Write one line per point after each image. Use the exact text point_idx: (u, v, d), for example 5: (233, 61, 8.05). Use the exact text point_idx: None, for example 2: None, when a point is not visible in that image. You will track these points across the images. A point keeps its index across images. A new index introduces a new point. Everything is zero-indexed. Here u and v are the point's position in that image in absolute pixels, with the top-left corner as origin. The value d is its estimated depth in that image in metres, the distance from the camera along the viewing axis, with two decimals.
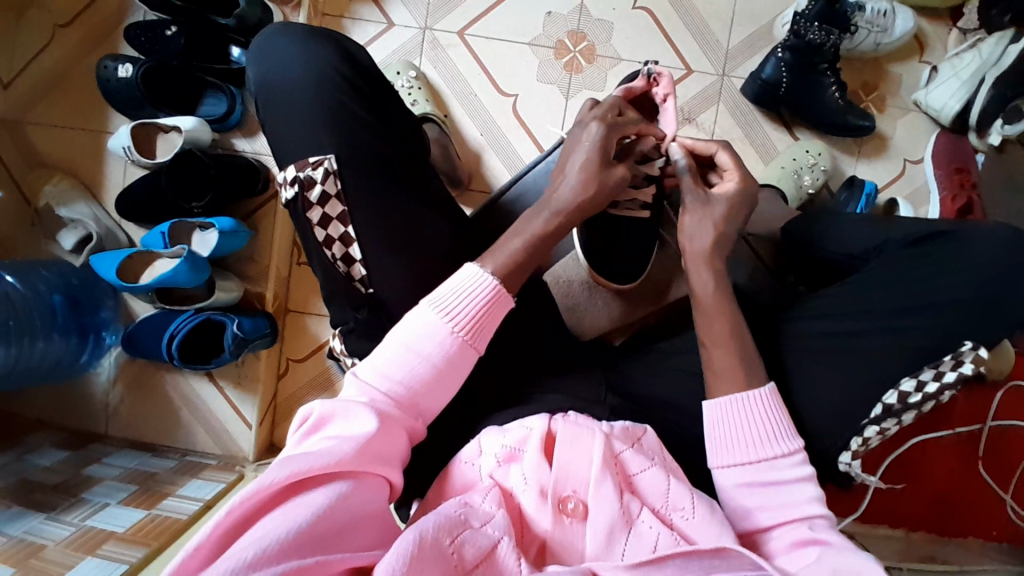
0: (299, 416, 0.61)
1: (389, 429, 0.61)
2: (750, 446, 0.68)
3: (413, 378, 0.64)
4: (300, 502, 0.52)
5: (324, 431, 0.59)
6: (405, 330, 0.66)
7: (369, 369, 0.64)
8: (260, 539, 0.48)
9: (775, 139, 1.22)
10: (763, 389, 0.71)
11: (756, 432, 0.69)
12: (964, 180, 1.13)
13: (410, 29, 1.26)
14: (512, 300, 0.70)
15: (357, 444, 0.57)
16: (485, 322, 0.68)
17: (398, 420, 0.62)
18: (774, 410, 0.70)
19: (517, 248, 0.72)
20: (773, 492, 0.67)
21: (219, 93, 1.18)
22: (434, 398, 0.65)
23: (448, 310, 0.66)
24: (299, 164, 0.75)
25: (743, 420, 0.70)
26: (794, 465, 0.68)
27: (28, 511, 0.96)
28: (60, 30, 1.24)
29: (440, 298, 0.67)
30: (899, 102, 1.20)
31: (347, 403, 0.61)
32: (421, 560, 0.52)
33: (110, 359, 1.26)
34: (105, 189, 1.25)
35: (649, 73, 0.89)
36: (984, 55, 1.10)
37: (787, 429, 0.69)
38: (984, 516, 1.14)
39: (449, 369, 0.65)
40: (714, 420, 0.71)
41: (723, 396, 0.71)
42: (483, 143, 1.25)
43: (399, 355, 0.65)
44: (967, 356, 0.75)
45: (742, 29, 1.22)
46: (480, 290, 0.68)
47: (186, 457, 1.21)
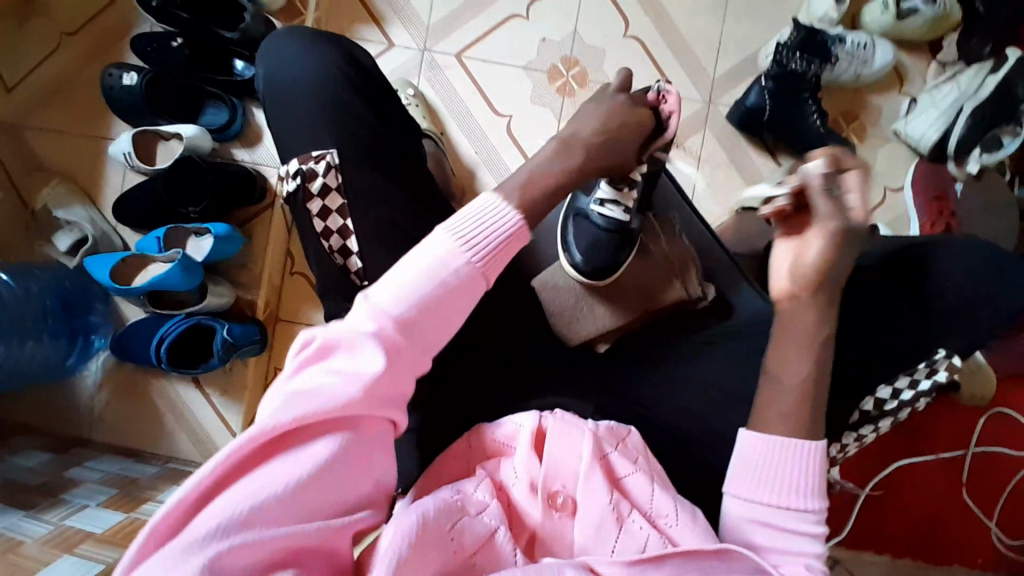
0: (301, 338, 0.55)
1: (399, 366, 0.56)
2: (775, 489, 0.64)
3: (423, 305, 0.57)
4: (299, 454, 0.50)
5: (329, 360, 0.54)
6: (418, 255, 0.59)
7: (379, 293, 0.57)
8: (254, 495, 0.48)
9: (758, 163, 1.26)
10: (818, 443, 0.65)
11: (789, 480, 0.64)
12: (943, 208, 1.17)
13: (410, 50, 1.31)
14: (531, 234, 0.64)
15: (364, 386, 0.53)
16: (502, 255, 0.62)
17: (407, 351, 0.57)
18: (817, 465, 0.64)
19: (536, 183, 0.67)
20: (781, 536, 0.63)
21: (221, 104, 1.22)
22: (444, 332, 0.59)
23: (467, 238, 0.60)
24: (302, 157, 0.77)
25: (779, 465, 0.64)
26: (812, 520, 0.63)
27: (6, 509, 0.95)
28: (66, 38, 1.28)
29: (457, 225, 0.61)
30: (878, 131, 1.25)
31: (353, 330, 0.55)
32: (421, 543, 0.53)
33: (97, 363, 1.25)
34: (102, 195, 1.27)
35: (660, 88, 0.83)
36: (963, 88, 1.15)
37: (817, 488, 0.64)
38: (969, 543, 1.14)
39: (459, 297, 0.59)
40: (752, 453, 0.65)
41: (765, 435, 0.65)
42: (477, 161, 1.28)
43: (409, 280, 0.58)
44: (941, 363, 0.79)
45: (728, 59, 1.27)
46: (502, 221, 0.62)
47: (167, 464, 1.19)
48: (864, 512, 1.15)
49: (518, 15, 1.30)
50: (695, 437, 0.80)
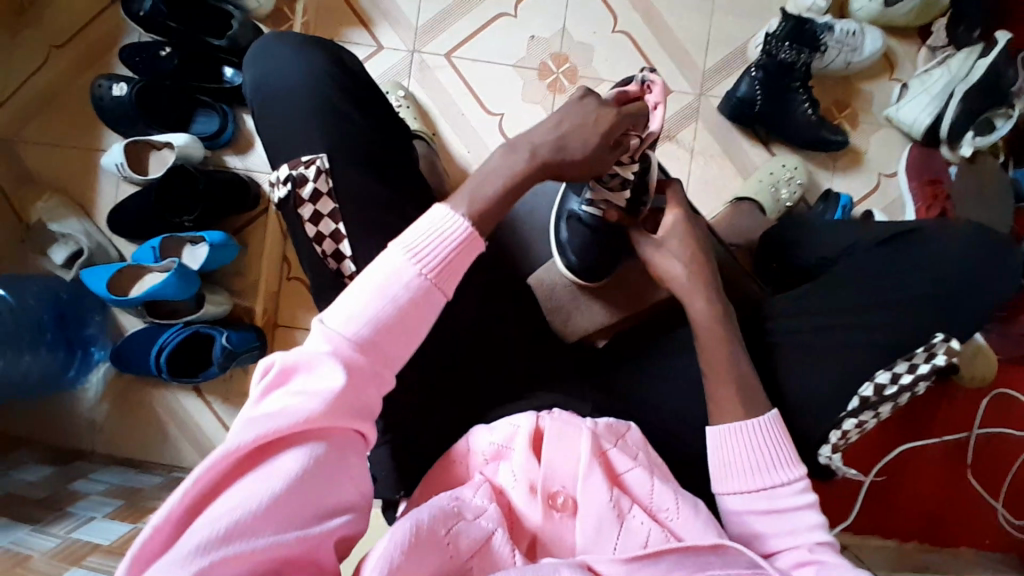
0: (262, 366, 0.56)
1: (360, 381, 0.57)
2: (750, 472, 0.67)
3: (380, 320, 0.59)
4: (268, 468, 0.51)
5: (290, 383, 0.55)
6: (372, 274, 0.61)
7: (335, 315, 0.58)
8: (231, 512, 0.48)
9: (751, 154, 1.26)
10: (766, 417, 0.69)
11: (758, 461, 0.67)
12: (937, 192, 1.18)
13: (400, 52, 1.31)
14: (484, 243, 0.66)
15: (324, 403, 0.54)
16: (456, 265, 0.64)
17: (368, 366, 0.58)
18: (776, 439, 0.68)
19: (493, 192, 0.69)
20: (775, 519, 0.66)
21: (212, 111, 1.22)
22: (405, 344, 0.60)
23: (419, 252, 0.62)
24: (292, 163, 0.78)
25: (744, 449, 0.68)
26: (797, 493, 0.66)
27: (12, 524, 0.95)
28: (54, 51, 1.28)
29: (409, 239, 0.62)
30: (870, 118, 1.25)
31: (312, 353, 0.56)
32: (415, 549, 0.53)
33: (97, 375, 1.25)
34: (95, 207, 1.26)
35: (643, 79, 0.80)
36: (954, 71, 1.14)
37: (790, 457, 0.68)
38: (974, 523, 1.15)
39: (416, 309, 0.60)
40: (717, 447, 0.69)
41: (725, 425, 0.69)
42: (470, 160, 1.28)
43: (365, 298, 0.59)
44: (939, 347, 0.78)
45: (718, 51, 1.27)
46: (453, 232, 0.64)
47: (171, 473, 1.20)
48: (869, 499, 1.15)
49: (506, 14, 1.30)
50: (694, 431, 0.80)
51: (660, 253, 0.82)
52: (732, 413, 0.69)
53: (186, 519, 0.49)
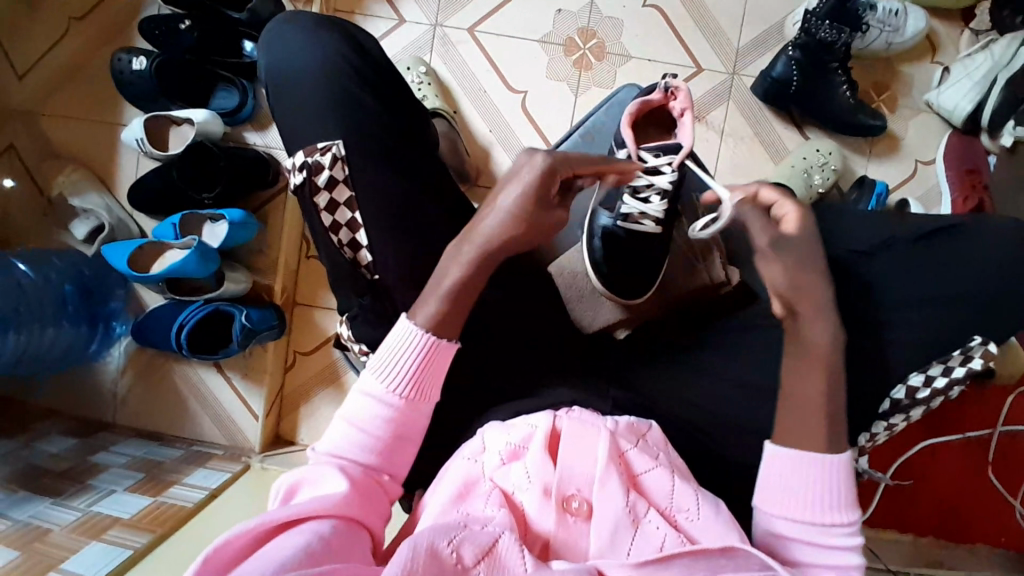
0: (271, 493, 0.63)
1: (359, 486, 0.63)
2: (804, 505, 0.63)
3: (364, 445, 0.66)
4: (281, 540, 0.55)
5: (295, 498, 0.62)
6: (353, 400, 0.68)
7: (325, 444, 0.67)
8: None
9: (784, 137, 1.21)
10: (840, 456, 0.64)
11: (815, 493, 0.63)
12: (975, 181, 1.12)
13: (421, 26, 1.27)
14: (453, 345, 0.70)
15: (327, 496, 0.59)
16: (427, 377, 0.68)
17: (365, 479, 0.64)
18: (841, 480, 0.63)
19: (450, 286, 0.71)
20: (813, 551, 0.62)
21: (231, 87, 1.21)
22: (397, 458, 0.67)
23: (388, 374, 0.68)
24: (307, 150, 0.76)
25: (803, 479, 0.63)
26: (847, 535, 0.63)
27: (35, 495, 0.97)
28: (74, 24, 1.27)
29: (379, 362, 0.68)
30: (910, 102, 1.19)
31: (310, 471, 0.63)
32: (414, 567, 0.53)
33: (119, 349, 1.27)
34: (117, 181, 1.26)
35: (667, 86, 0.82)
36: (998, 56, 1.10)
37: (850, 500, 0.63)
38: (993, 522, 1.11)
39: (398, 429, 0.67)
40: (775, 467, 0.64)
41: (794, 450, 0.64)
42: (492, 139, 1.25)
43: (348, 428, 0.67)
44: (976, 351, 0.75)
45: (753, 27, 1.22)
46: (414, 346, 0.68)
47: (192, 447, 1.21)
48: (887, 496, 1.12)
49: None
50: (716, 428, 0.78)
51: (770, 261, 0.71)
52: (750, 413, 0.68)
53: None
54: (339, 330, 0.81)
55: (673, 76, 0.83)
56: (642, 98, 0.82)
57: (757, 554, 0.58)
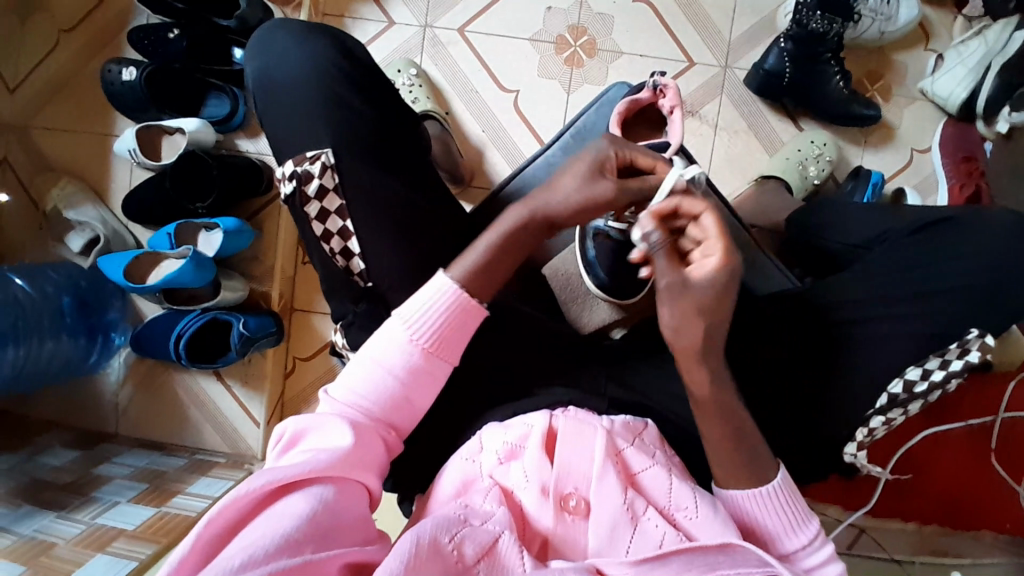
0: (276, 433, 0.63)
1: (365, 438, 0.63)
2: (766, 536, 0.66)
3: (380, 394, 0.66)
4: (285, 504, 0.55)
5: (300, 446, 0.62)
6: (372, 347, 0.68)
7: (339, 388, 0.67)
8: (248, 549, 0.50)
9: (778, 130, 1.21)
10: (773, 481, 0.66)
11: (773, 525, 0.66)
12: (972, 168, 1.11)
13: (411, 27, 1.27)
14: (483, 307, 0.70)
15: (335, 455, 0.59)
16: (453, 331, 0.69)
17: (372, 432, 0.65)
18: (785, 499, 0.66)
19: (482, 252, 0.71)
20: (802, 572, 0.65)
21: (222, 94, 1.20)
22: (406, 412, 0.68)
23: (412, 322, 0.68)
24: (297, 159, 0.76)
25: (757, 514, 0.66)
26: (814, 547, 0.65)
27: (39, 509, 0.98)
28: (65, 35, 1.27)
29: (406, 310, 0.68)
30: (904, 91, 1.19)
31: (319, 418, 0.64)
32: (418, 562, 0.52)
33: (119, 360, 1.27)
34: (111, 192, 1.26)
35: (656, 84, 0.82)
36: (990, 43, 1.09)
37: (804, 515, 0.66)
38: (998, 509, 1.09)
39: (417, 381, 0.68)
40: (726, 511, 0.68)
41: (737, 492, 0.67)
42: (485, 139, 1.25)
43: (367, 373, 0.67)
44: (974, 344, 0.75)
45: (745, 19, 1.21)
46: (445, 301, 0.68)
47: (195, 456, 1.22)
48: (891, 491, 1.11)
49: None
50: None
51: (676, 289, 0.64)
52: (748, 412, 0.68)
53: (207, 555, 0.52)
54: (334, 338, 0.82)
55: (663, 74, 0.83)
56: (632, 96, 0.83)
57: (753, 549, 0.58)
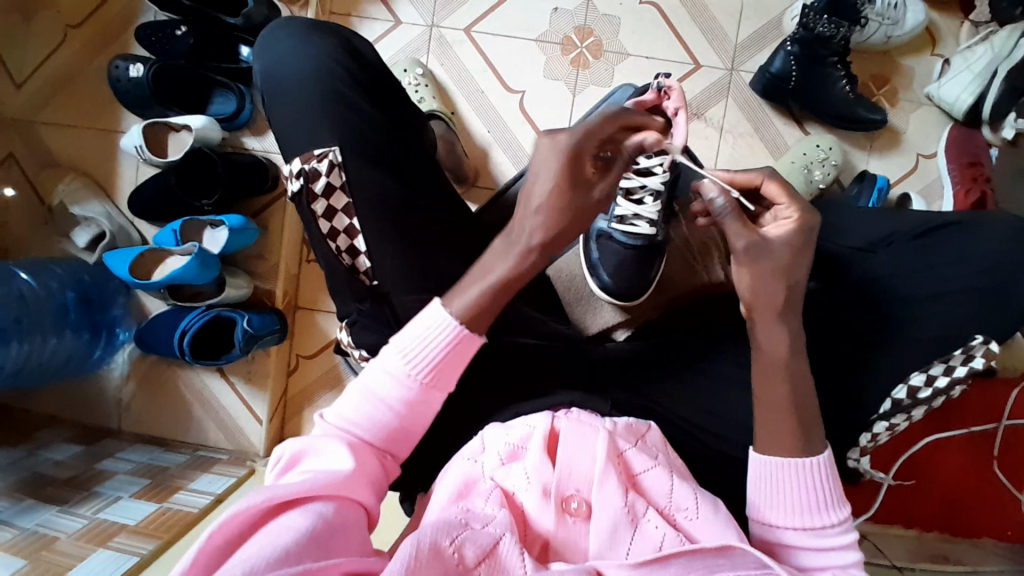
0: (275, 454, 0.64)
1: (360, 465, 0.63)
2: (795, 510, 0.63)
3: (376, 422, 0.66)
4: (285, 519, 0.54)
5: (298, 468, 0.62)
6: (368, 375, 0.67)
7: (336, 412, 0.67)
8: (248, 562, 0.49)
9: (783, 133, 1.21)
10: (820, 455, 0.64)
11: (804, 498, 0.63)
12: (977, 174, 1.11)
13: (417, 27, 1.27)
14: (480, 339, 0.68)
15: (331, 477, 0.59)
16: (449, 363, 0.67)
17: (368, 456, 0.65)
18: (826, 476, 0.64)
19: (489, 280, 0.67)
20: (815, 555, 0.63)
21: (228, 92, 1.20)
22: (402, 441, 0.67)
23: (409, 355, 0.66)
24: (304, 157, 0.76)
25: (790, 483, 0.64)
26: (838, 532, 0.63)
27: (41, 504, 0.98)
28: (71, 32, 1.27)
29: (403, 342, 0.67)
30: (910, 95, 1.18)
31: (316, 440, 0.64)
32: (418, 564, 0.52)
33: (123, 355, 1.28)
34: (116, 188, 1.27)
35: (661, 86, 0.83)
36: (997, 49, 1.09)
37: (836, 496, 0.64)
38: (998, 515, 1.09)
39: (413, 411, 0.66)
40: (759, 479, 0.65)
41: (775, 458, 0.64)
42: (490, 140, 1.25)
43: (363, 400, 0.66)
44: (978, 350, 0.75)
45: (751, 22, 1.21)
46: (442, 335, 0.66)
47: (197, 452, 1.23)
48: (892, 495, 1.11)
49: None
50: (718, 430, 0.78)
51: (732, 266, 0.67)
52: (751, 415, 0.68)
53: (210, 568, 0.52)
54: (339, 337, 0.83)
55: (668, 76, 0.83)
56: (636, 99, 0.83)
57: (754, 552, 0.58)
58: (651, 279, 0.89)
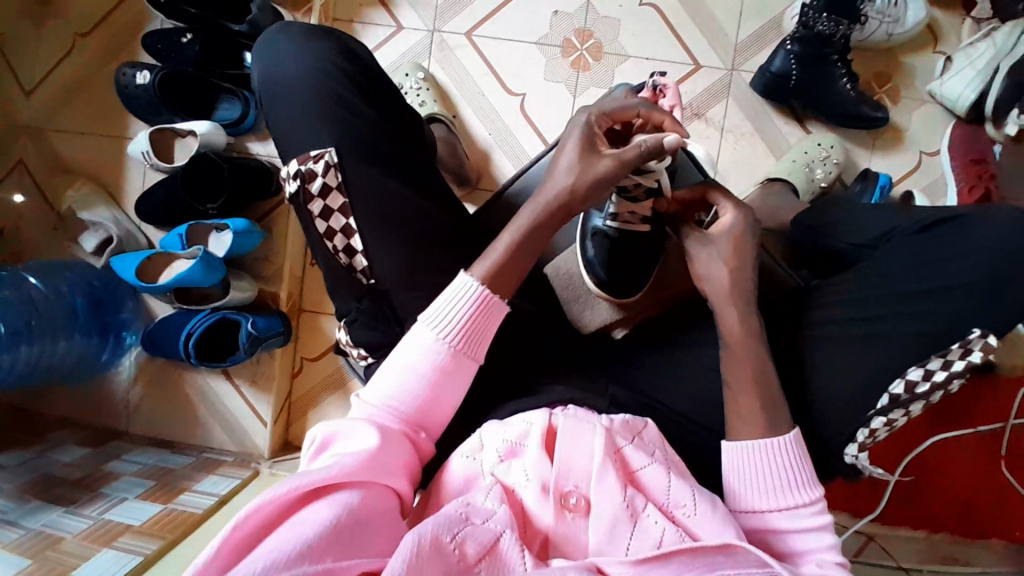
0: (307, 439, 0.64)
1: (393, 442, 0.64)
2: (769, 492, 0.65)
3: (410, 396, 0.67)
4: (312, 511, 0.55)
5: (330, 450, 0.62)
6: (401, 350, 0.69)
7: (369, 391, 0.68)
8: (269, 554, 0.50)
9: (786, 132, 1.21)
10: (787, 436, 0.67)
11: (780, 480, 0.65)
12: (982, 171, 1.10)
13: (419, 32, 1.28)
14: (505, 305, 0.71)
15: (362, 456, 0.60)
16: (479, 332, 0.70)
17: (401, 435, 0.65)
18: (796, 455, 0.66)
19: (498, 259, 0.72)
20: (795, 538, 0.65)
21: (234, 98, 1.22)
22: (435, 416, 0.68)
23: (440, 325, 0.69)
24: (301, 157, 0.77)
25: (763, 465, 0.66)
26: (811, 513, 0.65)
27: (47, 504, 0.99)
28: (80, 40, 1.30)
29: (432, 315, 0.69)
30: (912, 93, 1.18)
31: (349, 422, 0.64)
32: (421, 562, 0.52)
33: (130, 358, 1.30)
34: (124, 194, 1.29)
35: (656, 84, 0.82)
36: (999, 44, 1.07)
37: (809, 478, 0.66)
38: (1006, 516, 1.07)
39: (448, 381, 0.68)
40: (734, 463, 0.67)
41: (746, 441, 0.67)
42: (492, 143, 1.26)
43: (396, 376, 0.67)
44: (975, 344, 0.73)
45: (752, 22, 1.21)
46: (471, 304, 0.69)
47: (203, 454, 1.24)
48: (897, 495, 1.09)
49: None
50: (718, 426, 0.77)
51: (705, 252, 0.77)
52: (747, 410, 0.68)
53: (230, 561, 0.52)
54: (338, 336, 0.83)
55: (662, 74, 0.83)
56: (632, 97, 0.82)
57: (755, 551, 0.58)
58: (653, 270, 0.88)
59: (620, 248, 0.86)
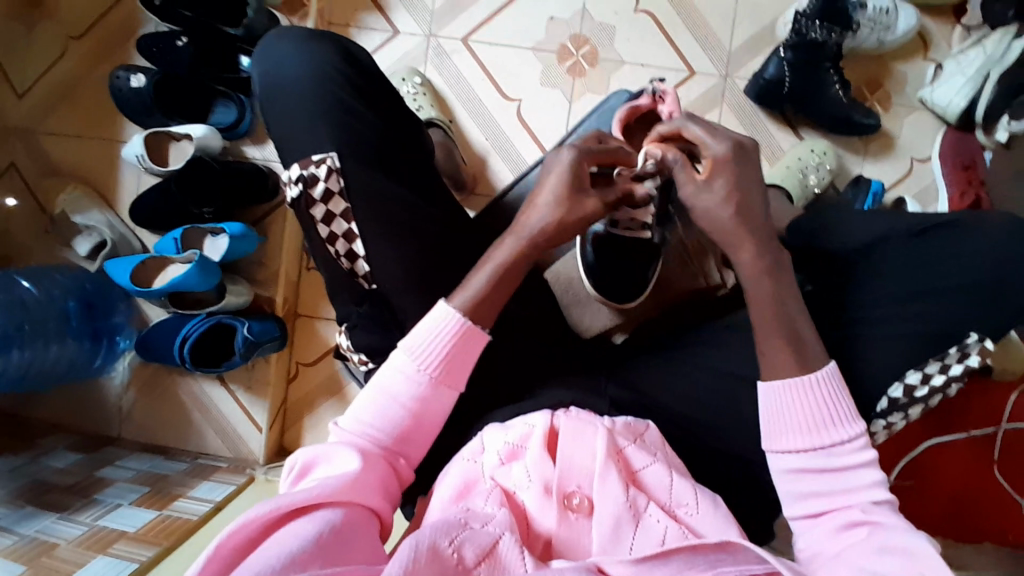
0: (288, 465, 0.64)
1: (372, 467, 0.64)
2: (807, 430, 0.65)
3: (387, 423, 0.67)
4: (294, 528, 0.55)
5: (310, 475, 0.63)
6: (380, 377, 0.69)
7: (349, 418, 0.68)
8: (255, 567, 0.50)
9: (778, 138, 1.22)
10: (823, 372, 0.66)
11: (818, 416, 0.65)
12: (972, 177, 1.12)
13: (416, 37, 1.29)
14: (485, 334, 0.71)
15: (343, 479, 0.60)
16: (457, 360, 0.69)
17: (379, 459, 0.65)
18: (836, 391, 0.66)
19: (483, 283, 0.72)
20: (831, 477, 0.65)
21: (229, 102, 1.23)
22: (414, 442, 0.69)
23: (419, 353, 0.69)
24: (302, 162, 0.77)
25: (801, 403, 0.66)
26: (854, 449, 0.65)
27: (40, 511, 0.98)
28: (73, 42, 1.29)
29: (411, 342, 0.69)
30: (904, 100, 1.20)
31: (328, 447, 0.65)
32: (418, 566, 0.52)
33: (124, 362, 1.28)
34: (117, 198, 1.28)
35: (655, 91, 0.84)
36: (989, 51, 1.09)
37: (851, 412, 0.66)
38: (998, 516, 1.08)
39: (424, 409, 0.68)
40: (772, 406, 0.67)
41: (781, 381, 0.66)
42: (488, 147, 1.26)
43: (375, 403, 0.68)
44: (973, 348, 0.75)
45: (745, 28, 1.22)
46: (448, 332, 0.69)
47: (198, 460, 1.23)
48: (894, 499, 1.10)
49: None
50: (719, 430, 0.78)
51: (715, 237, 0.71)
52: None
53: None
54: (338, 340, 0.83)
55: (661, 81, 0.85)
56: (631, 104, 0.84)
57: (753, 547, 0.56)
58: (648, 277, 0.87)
59: (616, 252, 0.86)
